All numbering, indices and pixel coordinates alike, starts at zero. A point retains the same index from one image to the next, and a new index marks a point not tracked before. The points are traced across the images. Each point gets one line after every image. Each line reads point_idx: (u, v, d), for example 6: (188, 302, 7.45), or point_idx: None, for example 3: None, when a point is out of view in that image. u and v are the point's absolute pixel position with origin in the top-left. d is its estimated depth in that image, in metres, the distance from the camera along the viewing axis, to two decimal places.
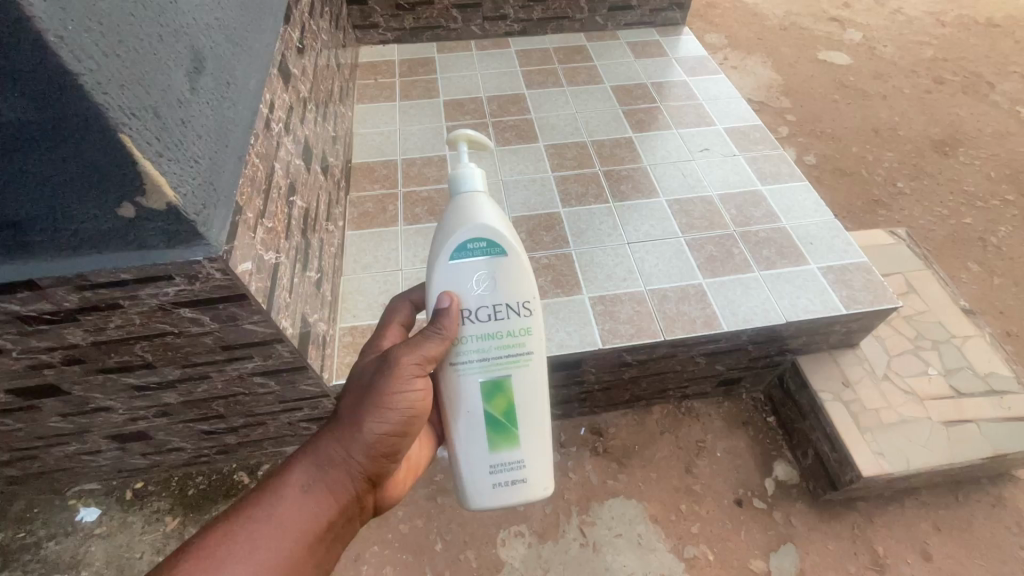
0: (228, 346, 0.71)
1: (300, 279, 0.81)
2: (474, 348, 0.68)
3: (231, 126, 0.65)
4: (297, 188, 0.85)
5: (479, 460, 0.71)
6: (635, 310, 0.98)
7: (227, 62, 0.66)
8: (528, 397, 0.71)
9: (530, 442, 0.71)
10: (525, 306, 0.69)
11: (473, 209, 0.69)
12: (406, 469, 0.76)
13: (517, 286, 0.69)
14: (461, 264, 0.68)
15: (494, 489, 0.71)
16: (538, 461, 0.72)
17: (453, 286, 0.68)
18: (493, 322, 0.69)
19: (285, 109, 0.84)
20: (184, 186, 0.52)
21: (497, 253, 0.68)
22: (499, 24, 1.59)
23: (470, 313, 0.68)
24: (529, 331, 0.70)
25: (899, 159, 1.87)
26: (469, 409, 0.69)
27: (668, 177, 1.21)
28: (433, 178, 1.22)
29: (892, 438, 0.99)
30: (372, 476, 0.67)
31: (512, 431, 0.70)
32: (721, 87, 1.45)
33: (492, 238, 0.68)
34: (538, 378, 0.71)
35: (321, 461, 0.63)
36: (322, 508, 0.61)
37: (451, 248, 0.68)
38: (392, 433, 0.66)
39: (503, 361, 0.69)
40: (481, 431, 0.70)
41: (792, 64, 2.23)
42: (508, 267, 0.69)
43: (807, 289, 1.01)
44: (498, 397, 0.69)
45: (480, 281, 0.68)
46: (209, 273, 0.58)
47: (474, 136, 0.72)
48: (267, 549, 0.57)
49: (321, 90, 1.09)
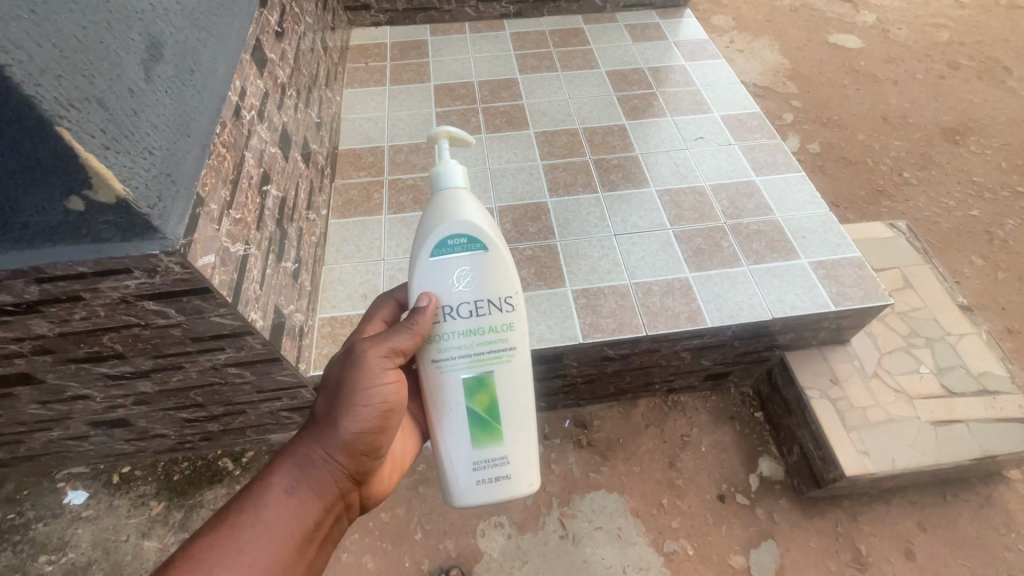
0: (197, 338, 0.71)
1: (273, 270, 0.81)
2: (457, 344, 0.67)
3: (194, 114, 0.63)
4: (273, 176, 0.84)
5: (463, 455, 0.70)
6: (618, 304, 0.96)
7: (190, 47, 0.65)
8: (511, 394, 0.70)
9: (512, 438, 0.70)
10: (508, 300, 0.69)
11: (454, 206, 0.68)
12: (393, 463, 0.76)
13: (499, 283, 0.68)
14: (443, 261, 0.67)
15: (476, 486, 0.70)
16: (522, 457, 0.71)
17: (435, 283, 0.67)
18: (475, 318, 0.67)
19: (259, 96, 0.82)
20: (136, 179, 0.51)
21: (478, 250, 0.67)
22: (494, 6, 1.54)
23: (452, 309, 0.67)
24: (512, 326, 0.69)
25: (906, 147, 1.81)
26: (451, 405, 0.69)
27: (659, 166, 1.18)
28: (419, 165, 1.20)
29: (878, 437, 0.97)
30: (354, 474, 0.67)
31: (496, 427, 0.70)
32: (720, 72, 1.41)
33: (474, 234, 0.67)
34: (521, 374, 0.70)
35: (301, 462, 0.63)
36: (307, 508, 0.62)
37: (432, 245, 0.67)
38: (368, 430, 0.65)
39: (485, 357, 0.68)
40: (465, 426, 0.69)
41: (801, 47, 2.16)
42: (488, 263, 0.68)
43: (796, 284, 0.98)
44: (480, 392, 0.68)
45: (462, 278, 0.67)
46: (168, 266, 0.57)
47: (456, 133, 0.70)
48: (258, 554, 0.57)
49: (304, 75, 1.07)
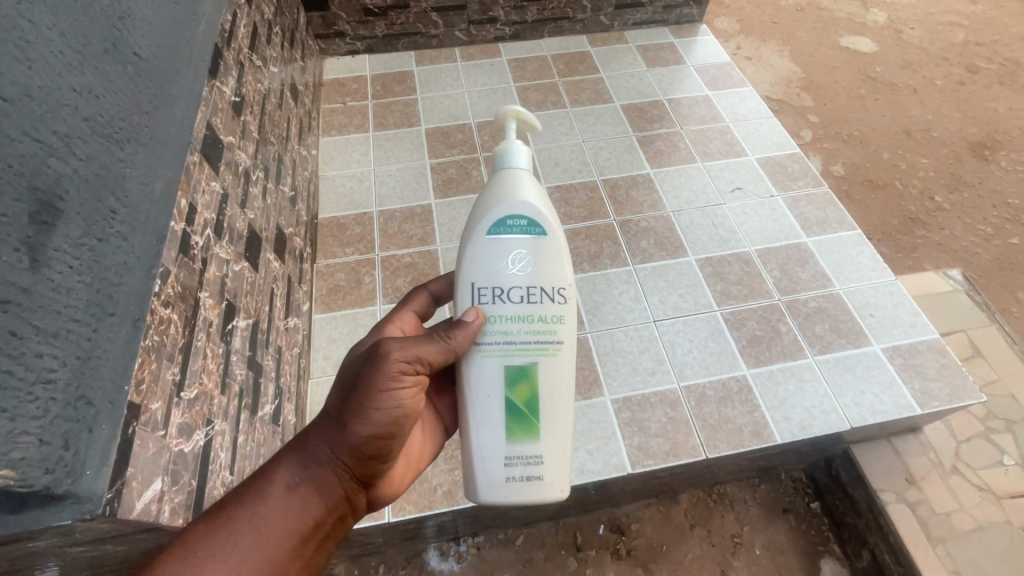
0: (149, 551, 0.53)
1: (248, 431, 0.63)
2: (498, 330, 0.54)
3: (117, 274, 0.45)
4: (240, 301, 0.66)
5: (489, 450, 0.54)
6: (668, 417, 0.81)
7: (107, 175, 0.46)
8: (558, 388, 0.55)
9: (553, 434, 0.55)
10: (561, 291, 0.56)
11: (516, 184, 0.57)
12: (409, 466, 0.60)
13: (557, 271, 0.56)
14: (495, 242, 0.56)
15: (501, 481, 0.54)
16: (561, 458, 0.55)
17: (484, 265, 0.55)
18: (523, 305, 0.55)
19: (216, 204, 0.63)
20: (20, 443, 0.34)
21: (537, 234, 0.56)
22: (488, 28, 1.35)
23: (498, 295, 0.55)
24: (563, 319, 0.56)
25: (935, 166, 1.63)
26: (483, 395, 0.54)
27: (695, 227, 1.02)
28: (416, 237, 1.02)
29: (968, 550, 0.85)
30: (362, 477, 0.53)
31: (534, 421, 0.55)
32: (749, 103, 1.25)
33: (533, 217, 0.56)
34: (570, 369, 0.56)
35: (306, 455, 0.50)
36: (307, 509, 0.49)
37: (487, 222, 0.56)
38: (382, 436, 0.51)
39: (529, 348, 0.54)
40: (497, 418, 0.54)
41: (811, 52, 1.93)
42: (546, 250, 0.56)
43: (872, 380, 0.84)
44: (520, 382, 0.54)
45: (518, 260, 0.55)
46: (92, 526, 0.39)
47: (525, 111, 0.60)
48: (249, 558, 0.45)
49: (272, 142, 0.88)
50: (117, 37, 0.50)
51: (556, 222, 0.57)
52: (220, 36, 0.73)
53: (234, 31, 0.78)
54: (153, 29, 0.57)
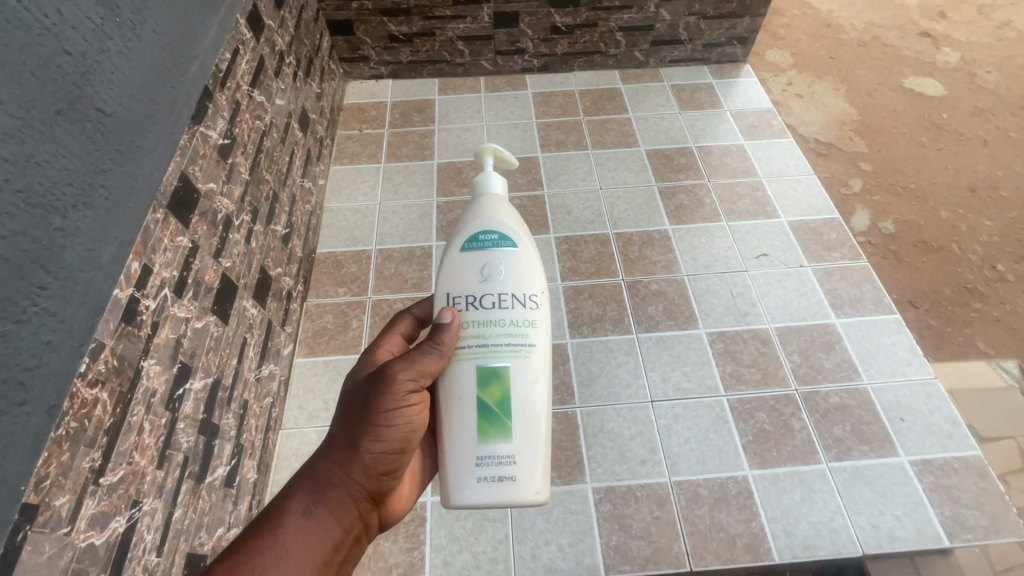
0: None
1: (190, 500, 0.60)
2: (466, 338, 0.49)
3: (35, 356, 0.41)
4: (198, 360, 0.63)
5: (459, 449, 0.49)
6: (652, 516, 0.73)
7: (37, 248, 0.43)
8: (531, 389, 0.50)
9: (526, 433, 0.49)
10: (533, 297, 0.51)
11: (491, 202, 0.55)
12: (415, 482, 0.57)
13: (528, 279, 0.51)
14: (464, 255, 0.52)
15: (472, 483, 0.49)
16: (536, 461, 0.50)
17: (454, 277, 0.52)
18: (491, 312, 0.50)
19: (179, 260, 0.61)
20: None
21: (509, 245, 0.52)
22: (515, 59, 1.30)
23: (467, 305, 0.50)
24: (534, 325, 0.51)
25: (1000, 230, 1.42)
26: (452, 394, 0.50)
27: (711, 295, 0.94)
28: (411, 281, 0.98)
29: None
30: (377, 497, 0.50)
31: (506, 421, 0.49)
32: (786, 157, 1.15)
33: (503, 230, 0.53)
34: (544, 371, 0.51)
35: (317, 480, 0.48)
36: (325, 533, 0.47)
37: (462, 237, 0.53)
38: (392, 452, 0.48)
39: (497, 355, 0.49)
40: (465, 417, 0.49)
41: (870, 92, 1.76)
42: (517, 258, 0.52)
43: (895, 501, 0.74)
44: (492, 382, 0.49)
45: (487, 268, 0.51)
46: None
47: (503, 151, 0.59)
48: None
49: (267, 180, 0.85)
50: (75, 95, 0.48)
51: (529, 237, 0.54)
52: (214, 76, 0.71)
53: (232, 69, 0.76)
54: (126, 78, 0.54)
